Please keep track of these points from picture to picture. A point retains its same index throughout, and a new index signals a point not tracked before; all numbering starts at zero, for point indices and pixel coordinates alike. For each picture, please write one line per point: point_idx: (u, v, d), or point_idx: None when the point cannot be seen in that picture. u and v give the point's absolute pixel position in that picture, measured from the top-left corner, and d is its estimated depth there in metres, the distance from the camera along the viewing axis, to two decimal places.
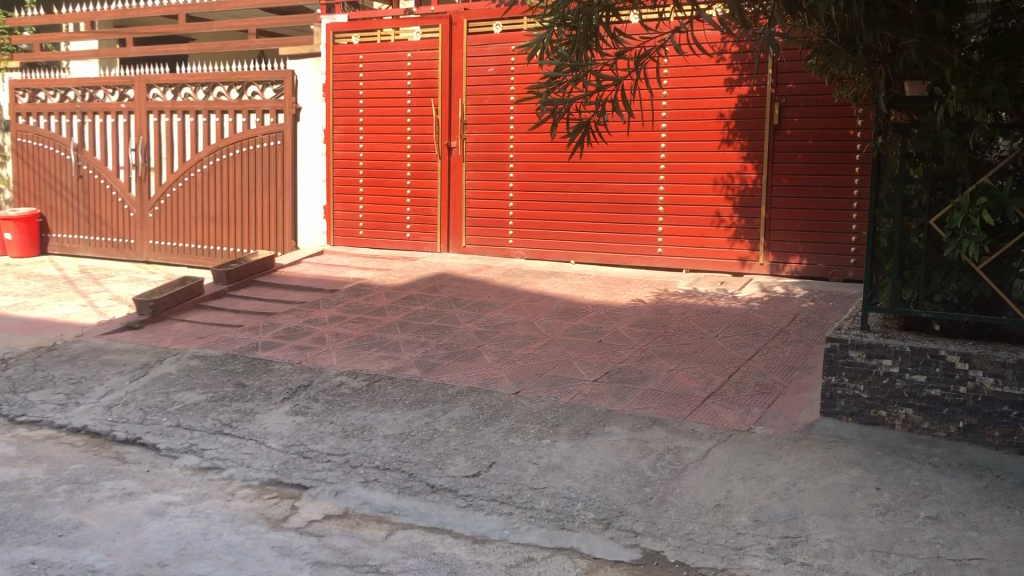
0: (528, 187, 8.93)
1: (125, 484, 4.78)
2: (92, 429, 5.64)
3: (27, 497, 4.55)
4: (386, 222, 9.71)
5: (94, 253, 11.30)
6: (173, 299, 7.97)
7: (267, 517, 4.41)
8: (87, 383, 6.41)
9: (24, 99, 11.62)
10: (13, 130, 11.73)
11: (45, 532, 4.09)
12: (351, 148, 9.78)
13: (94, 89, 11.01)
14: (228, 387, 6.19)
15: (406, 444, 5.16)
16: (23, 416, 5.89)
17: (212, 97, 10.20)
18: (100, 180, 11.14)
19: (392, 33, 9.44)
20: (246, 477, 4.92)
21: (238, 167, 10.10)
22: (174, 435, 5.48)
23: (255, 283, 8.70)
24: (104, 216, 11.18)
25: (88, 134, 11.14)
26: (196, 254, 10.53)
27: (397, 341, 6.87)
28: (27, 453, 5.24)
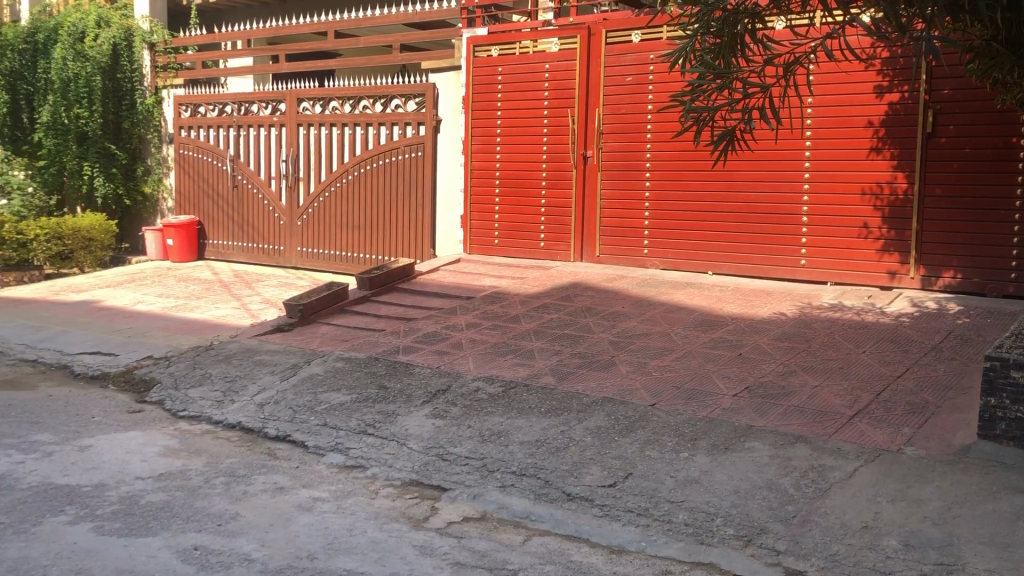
0: (665, 196, 8.85)
1: (277, 479, 5.02)
2: (245, 425, 5.96)
3: (189, 487, 4.85)
4: (521, 231, 9.80)
5: (247, 258, 11.92)
6: (320, 303, 8.32)
7: (408, 516, 4.54)
8: (242, 381, 6.77)
9: (186, 113, 12.41)
10: (176, 142, 12.53)
11: (206, 521, 4.35)
12: (488, 158, 9.91)
13: (249, 103, 11.62)
14: (370, 389, 6.41)
15: (542, 451, 5.21)
16: (183, 411, 6.28)
17: (357, 111, 10.63)
18: (253, 190, 11.75)
19: (530, 45, 9.56)
20: (388, 476, 5.08)
21: (382, 177, 10.47)
22: (322, 433, 5.72)
23: (396, 289, 8.98)
24: (256, 224, 11.78)
25: (243, 146, 11.75)
26: (340, 261, 10.96)
27: (533, 349, 6.94)
28: (189, 446, 5.59)
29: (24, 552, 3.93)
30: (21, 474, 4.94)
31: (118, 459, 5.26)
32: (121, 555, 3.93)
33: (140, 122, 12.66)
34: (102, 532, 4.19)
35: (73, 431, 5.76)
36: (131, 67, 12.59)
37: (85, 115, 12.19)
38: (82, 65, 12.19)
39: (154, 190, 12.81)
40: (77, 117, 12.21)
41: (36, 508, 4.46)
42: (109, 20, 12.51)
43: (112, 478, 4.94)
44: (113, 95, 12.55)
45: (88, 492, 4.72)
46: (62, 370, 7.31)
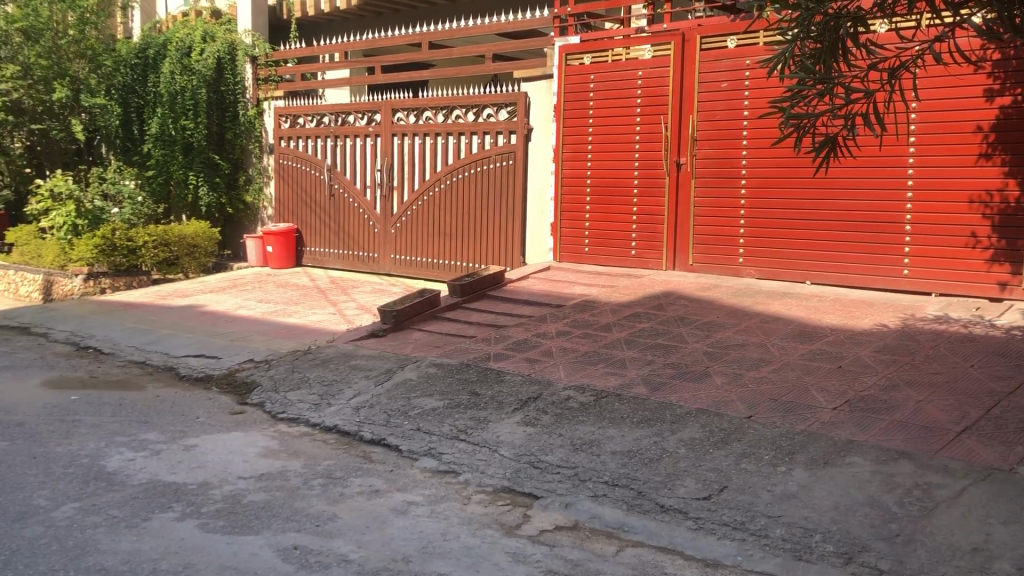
0: (760, 204, 8.70)
1: (372, 482, 5.11)
2: (341, 428, 6.09)
3: (288, 488, 4.98)
4: (612, 240, 9.74)
5: (342, 265, 12.20)
6: (413, 309, 8.45)
7: (500, 523, 4.56)
8: (338, 385, 6.92)
9: (286, 124, 12.77)
10: (276, 153, 12.90)
11: (305, 521, 4.46)
12: (579, 166, 9.89)
13: (346, 114, 11.92)
14: (462, 395, 6.47)
15: (634, 461, 5.17)
16: (282, 413, 6.46)
17: (450, 120, 10.78)
18: (348, 199, 12.02)
19: (622, 52, 9.52)
20: (480, 482, 5.12)
21: (474, 185, 10.59)
22: (415, 438, 5.81)
23: (487, 296, 9.06)
24: (351, 231, 12.04)
25: (340, 155, 12.03)
26: (432, 268, 11.11)
27: (624, 358, 6.89)
28: (288, 447, 5.74)
29: (135, 545, 4.10)
30: (131, 471, 5.16)
31: (221, 459, 5.44)
32: (225, 552, 4.06)
33: (242, 133, 13.11)
34: (207, 529, 4.34)
35: (179, 430, 5.98)
36: (234, 79, 13.05)
37: (190, 126, 12.69)
38: (188, 79, 12.68)
39: (254, 200, 13.24)
40: (183, 128, 12.73)
41: (146, 504, 4.65)
42: (214, 35, 12.96)
43: (216, 477, 5.11)
44: (217, 106, 13.00)
45: (194, 490, 4.89)
46: (169, 372, 7.62)
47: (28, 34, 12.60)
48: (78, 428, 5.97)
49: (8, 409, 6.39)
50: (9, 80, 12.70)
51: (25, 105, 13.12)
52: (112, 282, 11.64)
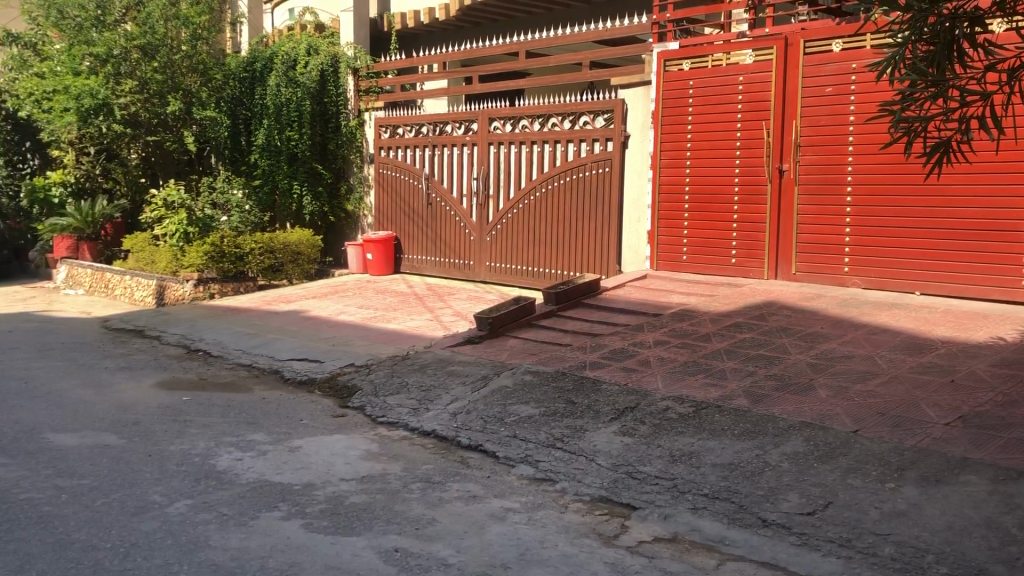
0: (868, 212, 8.43)
1: (470, 487, 5.16)
2: (439, 433, 6.17)
3: (389, 490, 5.07)
4: (711, 248, 9.60)
5: (439, 272, 12.36)
6: (509, 317, 8.51)
7: (598, 532, 4.53)
8: (436, 391, 7.01)
9: (386, 134, 13.03)
10: (376, 162, 13.16)
11: (406, 524, 4.53)
12: (677, 174, 9.77)
13: (444, 124, 12.11)
14: (558, 403, 6.47)
15: (735, 474, 5.07)
16: (382, 417, 6.58)
17: (546, 128, 10.83)
18: (445, 208, 12.18)
19: (723, 58, 9.39)
20: (577, 491, 5.11)
21: (570, 193, 10.60)
22: (512, 445, 5.84)
23: (582, 304, 9.05)
24: (447, 239, 12.19)
25: (437, 165, 12.21)
26: (528, 276, 11.16)
27: (724, 369, 6.77)
28: (388, 451, 5.85)
29: (243, 542, 4.24)
30: (240, 470, 5.34)
31: (324, 461, 5.58)
32: (329, 551, 4.16)
33: (343, 144, 13.46)
34: (311, 529, 4.45)
35: (284, 432, 6.16)
36: (336, 91, 13.44)
37: (295, 136, 13.13)
38: (293, 91, 13.18)
39: (355, 208, 13.53)
40: (289, 139, 13.20)
41: (253, 502, 4.80)
42: (318, 48, 13.38)
43: (319, 478, 5.24)
44: (321, 118, 13.45)
45: (298, 490, 5.03)
46: (274, 375, 7.86)
47: (146, 51, 13.16)
48: (190, 427, 6.21)
49: (125, 408, 6.69)
50: (127, 94, 13.28)
51: (142, 118, 13.75)
52: (221, 288, 12.00)
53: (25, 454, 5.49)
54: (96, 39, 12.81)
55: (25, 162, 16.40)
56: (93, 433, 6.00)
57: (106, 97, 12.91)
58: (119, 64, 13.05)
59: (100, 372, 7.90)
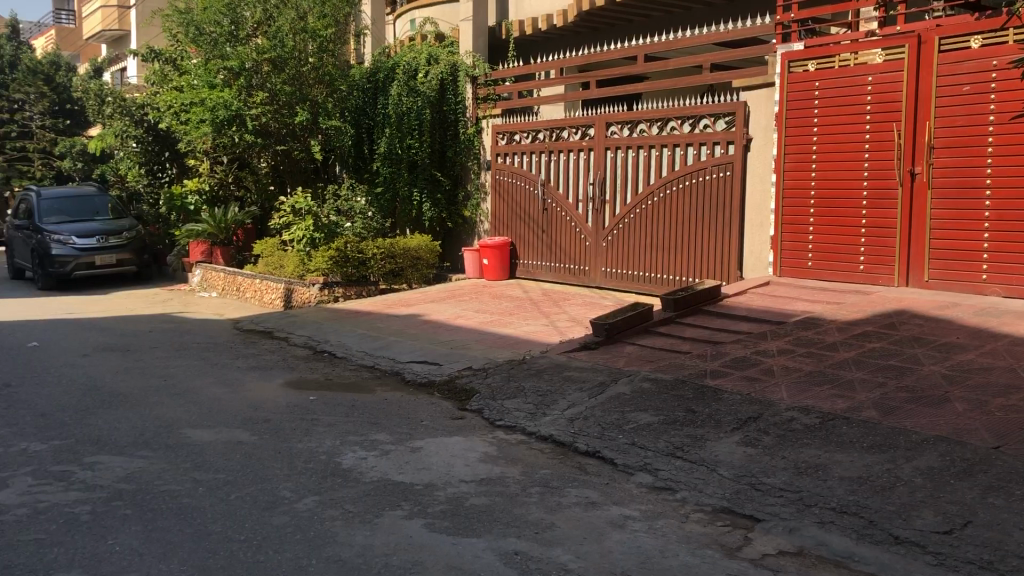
0: (1008, 216, 7.98)
1: (589, 494, 5.14)
2: (557, 438, 6.18)
3: (508, 494, 5.11)
4: (839, 254, 9.29)
5: (554, 277, 12.38)
6: (625, 323, 8.48)
7: (721, 543, 4.44)
8: (553, 396, 7.03)
9: (504, 141, 13.12)
10: (493, 168, 13.28)
11: (525, 528, 4.56)
12: (802, 177, 9.49)
13: (560, 129, 12.14)
14: (678, 411, 6.38)
15: (865, 489, 4.89)
16: (501, 420, 6.65)
17: (666, 132, 10.73)
18: (562, 213, 12.18)
19: (850, 57, 9.09)
20: (698, 501, 5.02)
21: (689, 197, 10.45)
22: (631, 452, 5.80)
23: (701, 311, 8.92)
24: (563, 244, 12.20)
25: (554, 170, 12.26)
26: (645, 282, 11.06)
27: (852, 380, 6.54)
28: (507, 454, 5.89)
29: (369, 539, 4.35)
30: (364, 468, 5.48)
31: (444, 462, 5.67)
32: (451, 552, 4.23)
33: (461, 151, 13.65)
34: (433, 528, 4.53)
35: (405, 432, 6.30)
36: (455, 100, 13.63)
37: (416, 144, 13.49)
38: (414, 100, 13.50)
39: (472, 214, 13.68)
40: (409, 147, 13.55)
41: (377, 501, 4.93)
42: (438, 57, 13.65)
43: (440, 479, 5.33)
44: (439, 126, 13.71)
45: (420, 490, 5.12)
46: (396, 376, 8.05)
47: (276, 63, 13.75)
48: (316, 426, 6.43)
49: (256, 406, 6.98)
50: (258, 105, 13.89)
51: (271, 128, 14.41)
52: (344, 291, 12.32)
53: (166, 448, 5.80)
54: (230, 53, 13.49)
55: (164, 171, 17.37)
56: (227, 429, 6.28)
57: (238, 108, 13.56)
58: (251, 76, 13.74)
59: (233, 370, 8.27)
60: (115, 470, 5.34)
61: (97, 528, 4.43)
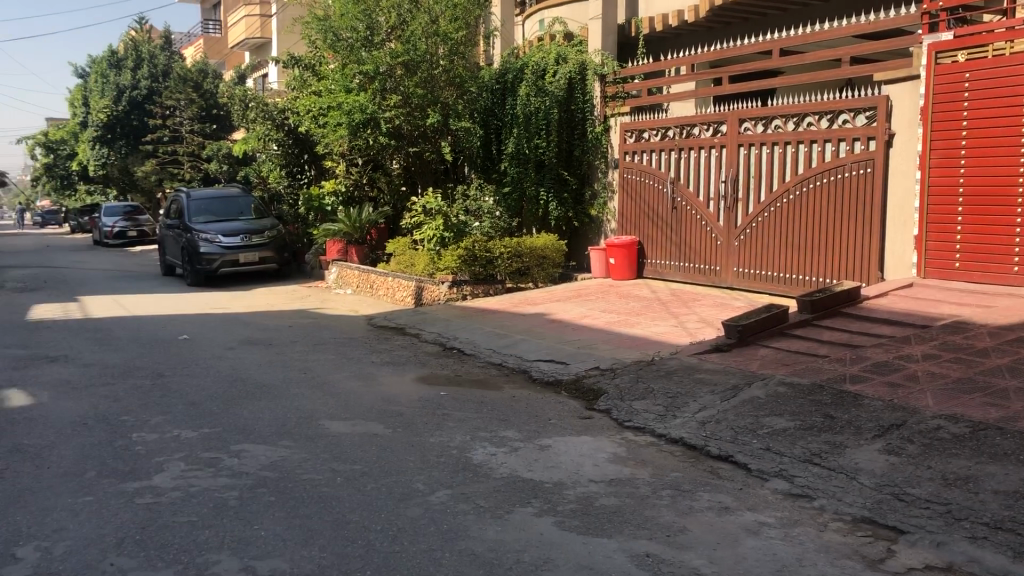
0: None
1: (722, 498, 5.03)
2: (688, 441, 6.09)
3: (638, 495, 5.07)
4: (991, 256, 8.75)
5: (683, 277, 12.19)
6: (759, 325, 8.28)
7: (862, 554, 4.27)
8: (683, 398, 6.92)
9: (632, 139, 12.99)
10: (621, 167, 13.17)
11: (657, 530, 4.51)
12: (951, 174, 8.98)
13: (691, 126, 11.95)
14: (815, 417, 6.17)
15: (1021, 504, 4.60)
16: (629, 421, 6.60)
17: (802, 128, 10.40)
18: (692, 211, 12.00)
19: (1005, 46, 8.53)
20: (837, 510, 4.84)
21: (827, 195, 10.10)
22: (765, 457, 5.65)
23: (839, 314, 8.62)
24: (693, 243, 12.01)
25: (684, 168, 12.07)
26: (779, 282, 10.75)
27: (1006, 388, 6.16)
28: (636, 455, 5.85)
29: (501, 535, 4.40)
30: (494, 464, 5.55)
31: (573, 461, 5.67)
32: (582, 551, 4.22)
33: (589, 149, 13.62)
34: (564, 527, 4.54)
35: (534, 430, 6.34)
36: (584, 98, 13.62)
37: (543, 144, 13.54)
38: (542, 100, 13.59)
39: (599, 213, 13.63)
40: (537, 147, 13.64)
41: (508, 497, 4.97)
42: (567, 56, 13.69)
43: (569, 478, 5.34)
44: (567, 125, 13.73)
45: (550, 488, 5.15)
46: (524, 374, 8.11)
47: (409, 67, 14.06)
48: (447, 421, 6.56)
49: (389, 400, 7.17)
50: (392, 108, 14.24)
51: (404, 130, 14.79)
52: (472, 289, 12.53)
53: (306, 438, 6.03)
54: (366, 58, 13.86)
55: (303, 172, 18.09)
56: (363, 422, 6.48)
57: (373, 112, 13.99)
58: (385, 80, 14.08)
59: (367, 365, 8.52)
60: (259, 458, 5.59)
61: (245, 513, 4.65)
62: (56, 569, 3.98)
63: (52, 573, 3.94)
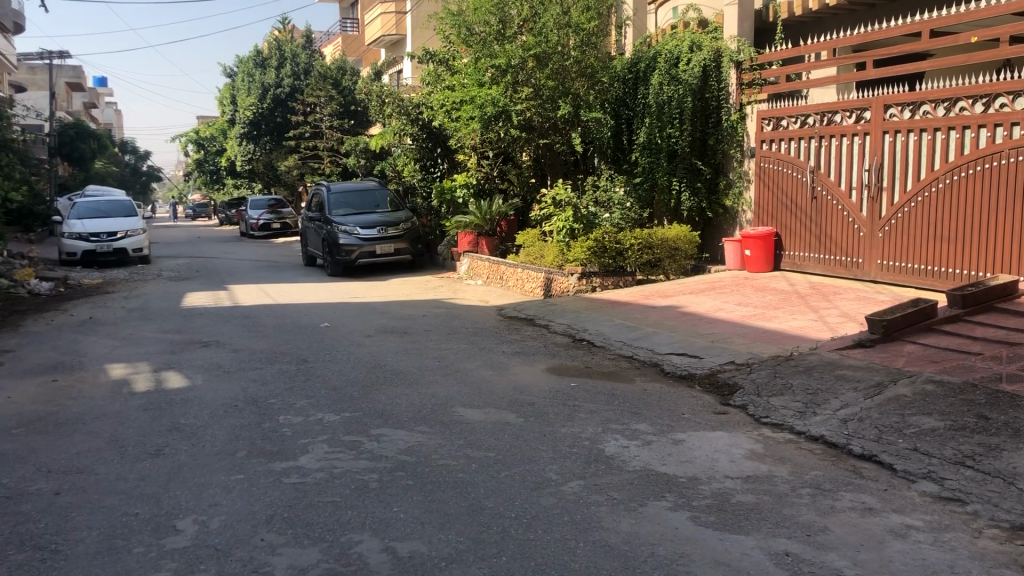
0: None
1: (865, 499, 4.84)
2: (828, 440, 5.89)
3: (776, 493, 4.94)
4: None
5: (823, 270, 11.79)
6: (905, 320, 7.93)
7: (1021, 564, 4.01)
8: (824, 395, 6.70)
9: (769, 127, 12.61)
10: (757, 156, 12.80)
11: (796, 529, 4.39)
12: None
13: (832, 113, 11.51)
14: (968, 417, 5.86)
15: None
16: (766, 418, 6.43)
17: (953, 113, 9.85)
18: (833, 201, 11.57)
19: None
20: (993, 516, 4.57)
21: (981, 183, 9.53)
22: (913, 458, 5.40)
23: (994, 309, 8.15)
24: (834, 235, 11.58)
25: (824, 156, 11.65)
26: (926, 276, 10.24)
27: None
28: (773, 452, 5.70)
29: (635, 528, 4.38)
30: (627, 457, 5.53)
31: (708, 456, 5.58)
32: (718, 547, 4.16)
33: (724, 138, 13.29)
34: (699, 522, 4.47)
35: (667, 424, 6.27)
36: (719, 86, 13.33)
37: (676, 134, 13.40)
38: (676, 88, 13.40)
39: (734, 203, 13.29)
40: (669, 136, 13.53)
41: (641, 490, 4.94)
42: (701, 44, 13.43)
43: (704, 473, 5.25)
44: (701, 113, 13.46)
45: (684, 482, 5.08)
46: (655, 368, 8.04)
47: (540, 59, 14.10)
48: (579, 412, 6.57)
49: (522, 390, 7.24)
50: (523, 100, 14.41)
51: (535, 122, 14.89)
52: (601, 281, 12.54)
53: (441, 425, 6.17)
54: (498, 51, 14.08)
55: (436, 166, 18.48)
56: (496, 410, 6.58)
57: (505, 104, 14.13)
58: (517, 73, 14.16)
59: (499, 355, 8.63)
60: (397, 442, 5.75)
61: (385, 496, 4.80)
62: (212, 542, 4.21)
63: (209, 545, 4.18)
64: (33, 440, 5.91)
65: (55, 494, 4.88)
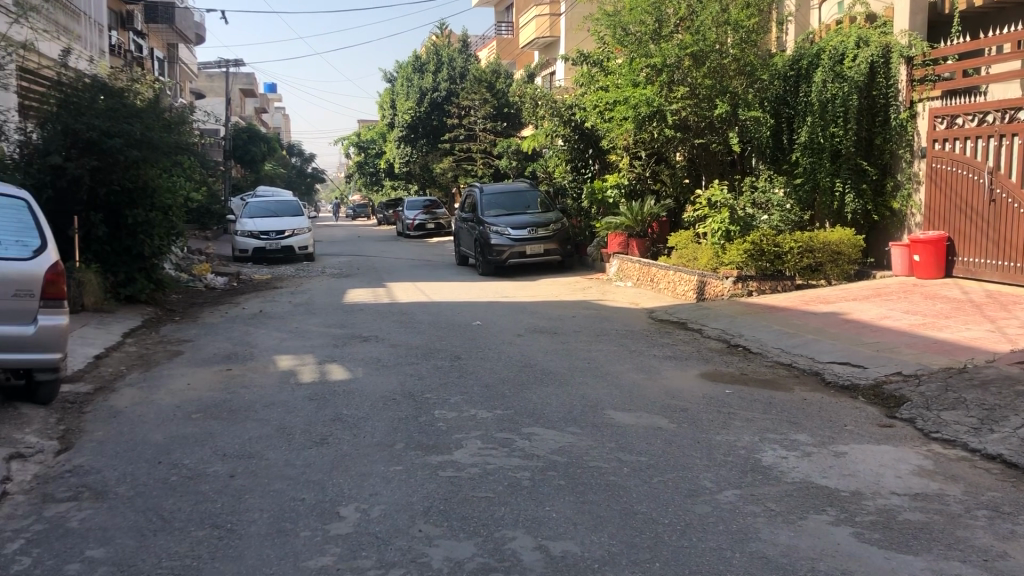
0: None
1: None
2: (1008, 459, 5.50)
3: (948, 513, 4.65)
4: None
5: (1000, 278, 11.03)
6: None
7: None
8: (1002, 411, 6.26)
9: (942, 125, 11.91)
10: (930, 156, 12.09)
11: (970, 553, 4.12)
12: None
13: (1016, 110, 10.74)
14: None
15: None
16: (936, 433, 6.08)
17: None
18: (1014, 205, 10.77)
19: None
20: None
21: None
22: None
23: None
24: (1015, 240, 10.80)
25: (1004, 156, 10.91)
26: None
27: None
28: (945, 470, 5.38)
29: (794, 541, 4.24)
30: (785, 468, 5.36)
31: (873, 471, 5.33)
32: (885, 566, 3.96)
33: (893, 138, 12.71)
34: (863, 539, 4.28)
35: (828, 436, 6.03)
36: (887, 83, 12.76)
37: (839, 133, 12.91)
38: (840, 86, 12.90)
39: (901, 206, 12.68)
40: (833, 136, 13.02)
41: (800, 503, 4.77)
42: (869, 39, 12.89)
43: (868, 488, 5.02)
44: (868, 113, 12.93)
45: (846, 497, 4.87)
46: (815, 376, 7.76)
47: (697, 58, 13.81)
48: (734, 419, 6.42)
49: (674, 395, 7.14)
50: (679, 99, 14.20)
51: (690, 122, 14.64)
52: (758, 285, 12.28)
53: (593, 426, 6.16)
54: (653, 51, 13.91)
55: (588, 166, 18.47)
56: (647, 414, 6.51)
57: (659, 104, 14.00)
58: (673, 72, 13.97)
59: (650, 358, 8.55)
60: (548, 442, 5.79)
61: (537, 494, 4.85)
62: (373, 530, 4.37)
63: (370, 533, 4.34)
64: (211, 425, 6.32)
65: (231, 476, 5.20)
